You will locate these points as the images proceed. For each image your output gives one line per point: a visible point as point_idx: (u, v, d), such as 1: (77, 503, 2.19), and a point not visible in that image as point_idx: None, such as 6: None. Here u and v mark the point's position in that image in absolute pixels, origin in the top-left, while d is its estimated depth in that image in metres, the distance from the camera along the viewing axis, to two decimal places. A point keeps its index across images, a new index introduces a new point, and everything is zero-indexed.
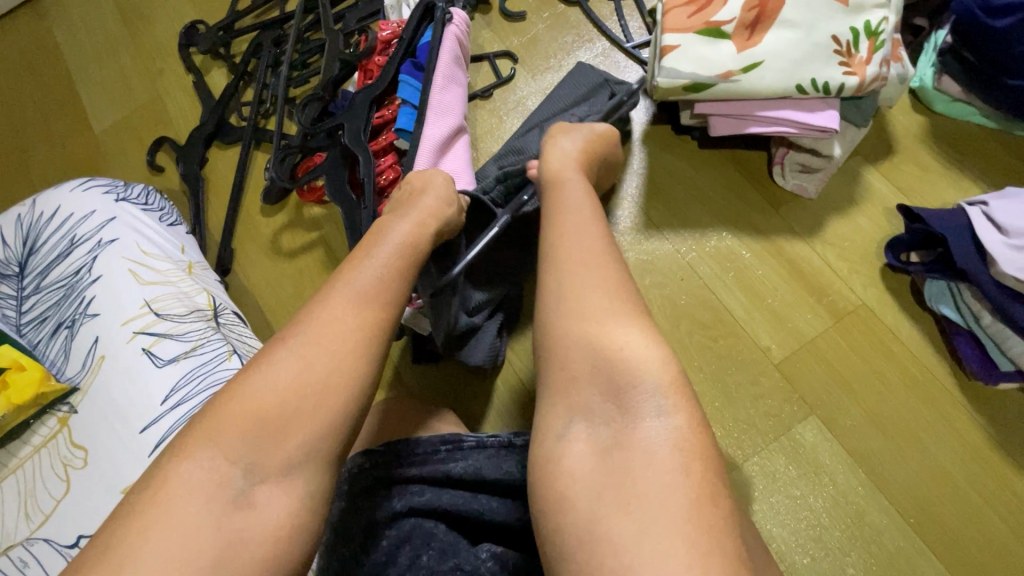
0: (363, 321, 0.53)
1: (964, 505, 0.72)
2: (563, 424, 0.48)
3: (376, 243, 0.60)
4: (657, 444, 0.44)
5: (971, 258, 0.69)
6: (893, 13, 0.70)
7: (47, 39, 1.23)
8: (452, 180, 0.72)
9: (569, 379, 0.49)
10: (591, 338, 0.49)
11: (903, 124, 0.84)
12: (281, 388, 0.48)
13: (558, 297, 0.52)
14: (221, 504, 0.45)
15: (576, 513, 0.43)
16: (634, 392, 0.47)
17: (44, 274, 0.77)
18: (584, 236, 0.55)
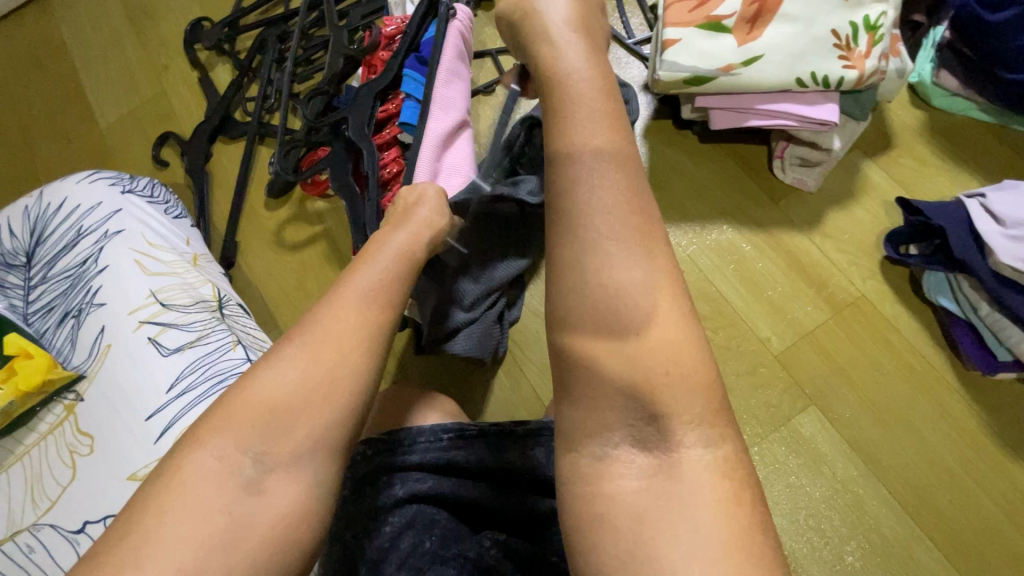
0: (368, 314, 0.53)
1: (964, 496, 0.72)
2: (600, 445, 0.46)
3: (376, 253, 0.59)
4: (702, 472, 0.43)
5: (969, 249, 0.70)
6: (892, 8, 0.71)
7: (53, 35, 1.24)
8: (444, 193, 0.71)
9: (598, 387, 0.46)
10: (609, 310, 0.46)
11: (903, 119, 0.85)
12: (293, 385, 0.48)
13: (570, 256, 0.49)
14: (229, 485, 0.45)
15: (618, 533, 0.42)
16: (676, 410, 0.44)
17: (50, 265, 0.78)
18: (602, 168, 0.50)
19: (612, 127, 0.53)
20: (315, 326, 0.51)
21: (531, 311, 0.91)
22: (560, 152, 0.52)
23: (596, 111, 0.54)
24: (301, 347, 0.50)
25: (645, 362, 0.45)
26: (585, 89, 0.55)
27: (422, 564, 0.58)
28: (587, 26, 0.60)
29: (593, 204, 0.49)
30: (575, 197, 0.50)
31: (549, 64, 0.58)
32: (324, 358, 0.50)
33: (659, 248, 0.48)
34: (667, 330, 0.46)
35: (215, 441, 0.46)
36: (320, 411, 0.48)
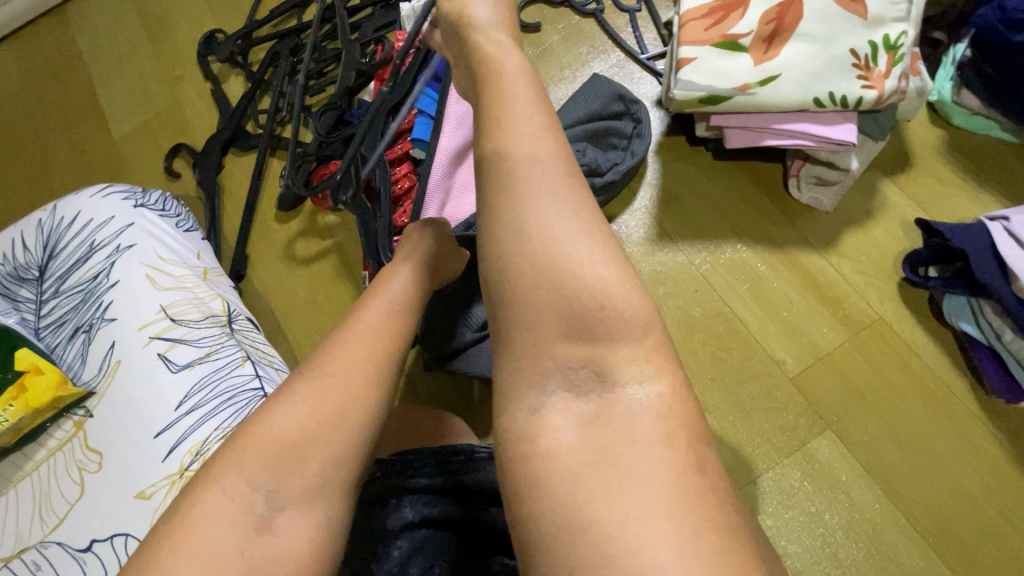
0: (376, 348, 0.53)
1: (986, 526, 0.70)
2: (537, 395, 0.44)
3: (387, 285, 0.60)
4: (639, 411, 0.42)
5: (992, 274, 0.68)
6: (913, 27, 0.70)
7: (70, 46, 1.25)
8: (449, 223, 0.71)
9: (538, 334, 0.44)
10: (552, 271, 0.44)
11: (922, 138, 0.84)
12: (304, 419, 0.48)
13: (510, 216, 0.45)
14: (241, 510, 0.45)
15: (555, 499, 0.39)
16: (610, 353, 0.44)
17: (63, 279, 0.78)
18: (538, 144, 0.47)
19: (544, 108, 0.49)
20: (326, 359, 0.52)
21: None
22: (491, 132, 0.49)
23: (529, 92, 0.50)
24: (308, 384, 0.50)
25: (581, 297, 0.43)
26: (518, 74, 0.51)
27: None
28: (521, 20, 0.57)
29: (528, 180, 0.46)
30: (508, 173, 0.46)
31: (482, 49, 0.54)
32: (331, 390, 0.50)
33: (595, 220, 0.46)
34: (600, 268, 0.44)
35: (229, 466, 0.46)
36: (326, 439, 0.48)
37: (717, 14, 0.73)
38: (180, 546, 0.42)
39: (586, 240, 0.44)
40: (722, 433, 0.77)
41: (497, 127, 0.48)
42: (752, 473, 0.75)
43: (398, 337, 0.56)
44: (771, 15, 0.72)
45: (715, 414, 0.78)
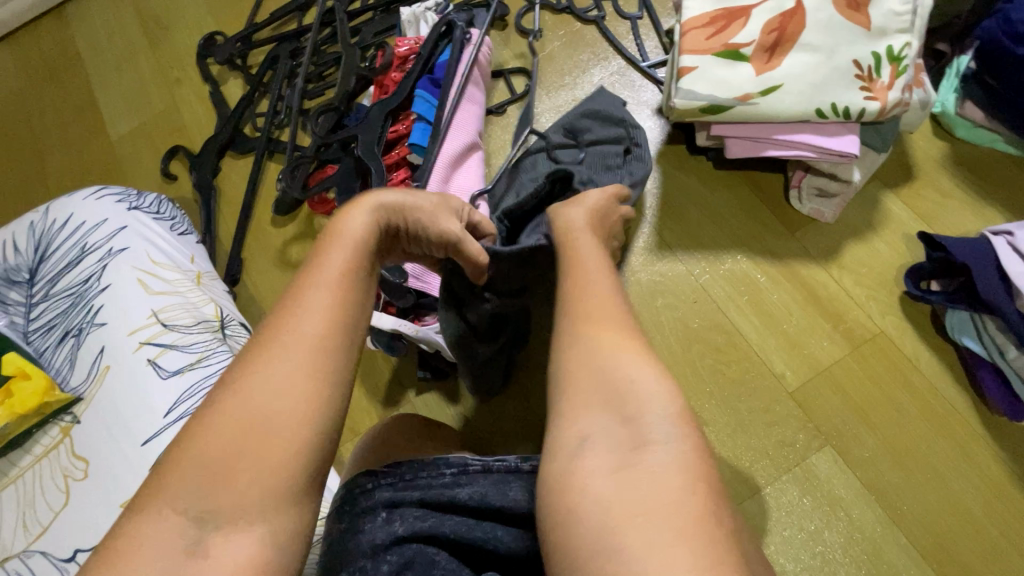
0: (295, 347, 0.47)
1: (987, 547, 0.69)
2: (576, 441, 0.44)
3: (338, 251, 0.53)
4: (666, 463, 0.40)
5: (995, 290, 0.67)
6: (917, 38, 0.69)
7: (69, 46, 1.24)
8: (438, 201, 0.63)
9: (579, 399, 0.46)
10: (591, 356, 0.48)
11: (925, 150, 0.83)
12: (232, 425, 0.43)
13: (564, 315, 0.52)
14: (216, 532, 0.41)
15: (588, 524, 0.40)
16: (640, 408, 0.44)
17: (53, 282, 0.77)
18: (599, 276, 0.54)
19: (603, 259, 0.57)
20: (262, 346, 0.47)
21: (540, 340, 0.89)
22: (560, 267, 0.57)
23: (595, 247, 0.59)
24: (240, 375, 0.46)
25: (617, 372, 0.46)
26: (583, 232, 0.61)
27: None
28: (605, 199, 0.67)
29: (582, 294, 0.52)
30: (567, 287, 0.54)
31: (560, 209, 0.64)
32: (262, 380, 0.45)
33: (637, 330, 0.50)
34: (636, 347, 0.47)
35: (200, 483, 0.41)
36: (272, 444, 0.43)
37: (718, 23, 0.73)
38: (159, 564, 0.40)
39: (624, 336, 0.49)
40: (720, 447, 0.76)
41: (564, 263, 0.57)
42: (750, 489, 0.74)
43: (351, 322, 0.50)
44: (774, 25, 0.71)
45: (713, 427, 0.77)
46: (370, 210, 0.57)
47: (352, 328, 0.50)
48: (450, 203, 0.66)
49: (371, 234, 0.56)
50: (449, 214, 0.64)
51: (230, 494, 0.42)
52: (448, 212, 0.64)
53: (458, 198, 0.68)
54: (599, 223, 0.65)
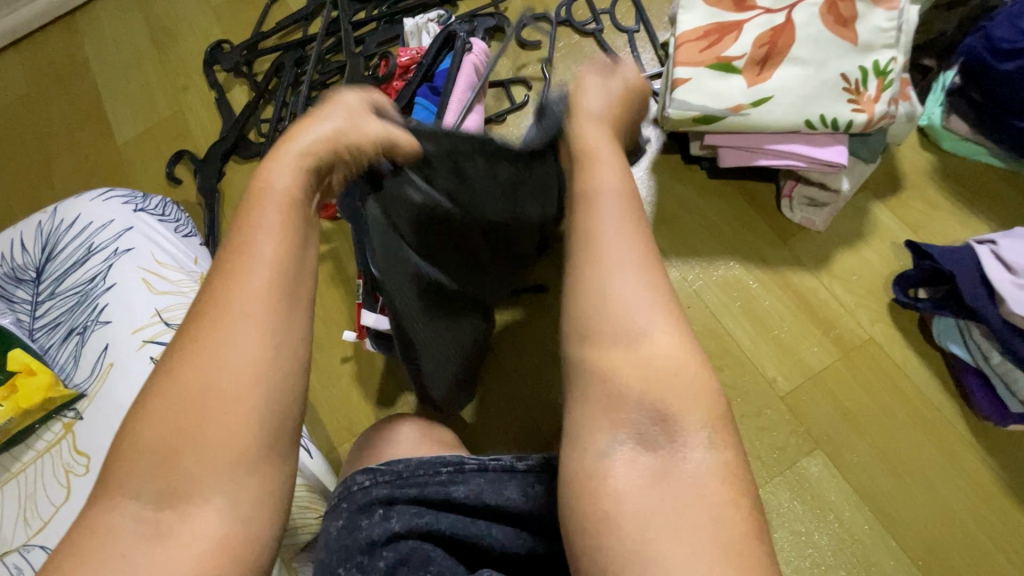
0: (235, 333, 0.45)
1: (973, 550, 0.70)
2: (607, 440, 0.42)
3: (262, 205, 0.49)
4: (703, 474, 0.40)
5: (980, 296, 0.68)
6: (902, 53, 0.71)
7: (78, 53, 1.27)
8: (337, 116, 0.54)
9: (611, 395, 0.43)
10: (608, 313, 0.44)
11: (913, 162, 0.85)
12: (182, 417, 0.43)
13: (587, 272, 0.46)
14: (216, 519, 0.42)
15: (622, 532, 0.39)
16: (679, 411, 0.42)
17: (59, 281, 0.78)
18: (616, 210, 0.48)
19: (627, 182, 0.50)
20: (198, 324, 0.46)
21: (537, 342, 0.92)
22: (575, 188, 0.51)
23: (614, 163, 0.51)
24: (179, 355, 0.45)
25: (652, 365, 0.43)
26: (606, 147, 0.53)
27: None
28: (619, 94, 0.59)
29: (606, 240, 0.46)
30: (585, 217, 0.48)
31: (578, 89, 0.59)
32: (202, 357, 0.44)
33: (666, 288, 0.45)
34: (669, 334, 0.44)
35: (199, 472, 0.42)
36: (237, 422, 0.43)
37: (711, 36, 0.75)
38: (156, 555, 0.41)
39: (653, 289, 0.45)
40: None
41: (580, 187, 0.50)
42: None
43: (294, 285, 0.48)
44: (765, 38, 0.74)
45: None
46: (282, 149, 0.52)
47: (294, 293, 0.48)
48: (365, 105, 0.57)
49: (298, 177, 0.51)
50: (356, 115, 0.54)
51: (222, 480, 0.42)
52: (360, 114, 0.54)
53: (353, 95, 0.56)
54: (614, 123, 0.58)
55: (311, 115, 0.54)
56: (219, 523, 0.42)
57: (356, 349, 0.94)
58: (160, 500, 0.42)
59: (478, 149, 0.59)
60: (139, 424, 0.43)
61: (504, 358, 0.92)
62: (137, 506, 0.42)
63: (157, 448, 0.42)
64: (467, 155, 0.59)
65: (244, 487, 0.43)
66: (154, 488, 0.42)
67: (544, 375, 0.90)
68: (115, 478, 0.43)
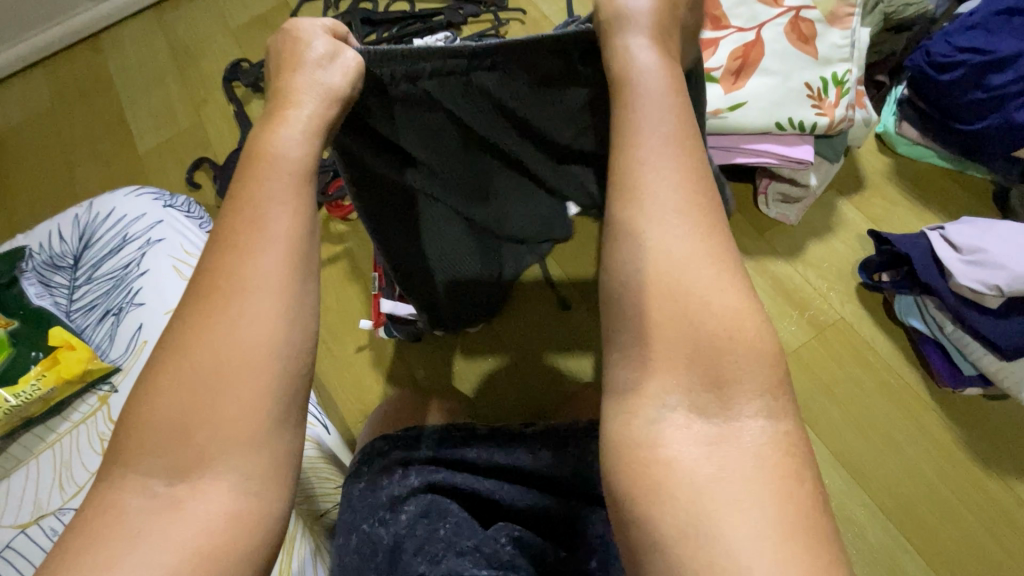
0: (272, 310, 0.44)
1: (937, 502, 0.78)
2: (657, 409, 0.42)
3: (271, 173, 0.47)
4: (757, 444, 0.40)
5: (931, 273, 0.78)
6: (856, 66, 0.82)
7: (102, 69, 1.35)
8: (316, 67, 0.50)
9: (663, 373, 0.42)
10: (658, 264, 0.43)
11: (872, 163, 0.96)
12: (202, 375, 0.42)
13: (628, 215, 0.44)
14: (234, 492, 0.42)
15: (676, 501, 0.38)
16: (734, 378, 0.41)
17: (96, 267, 0.84)
18: (662, 149, 0.45)
19: (676, 135, 0.46)
20: (216, 295, 0.44)
21: (539, 325, 0.99)
22: (617, 133, 0.47)
23: (658, 93, 0.47)
24: (190, 330, 0.43)
25: (707, 327, 0.42)
26: (654, 77, 0.47)
27: (438, 550, 0.62)
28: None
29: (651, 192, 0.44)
30: (630, 160, 0.45)
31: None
32: (218, 332, 0.43)
33: (725, 241, 0.44)
34: (730, 301, 0.42)
35: (214, 446, 0.42)
36: (254, 396, 0.42)
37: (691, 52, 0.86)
38: (172, 527, 0.40)
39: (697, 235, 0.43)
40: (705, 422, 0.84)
41: (621, 131, 0.47)
42: None
43: (305, 260, 0.46)
44: (738, 53, 0.84)
45: None
46: (279, 111, 0.50)
47: (306, 269, 0.46)
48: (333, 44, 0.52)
49: (309, 150, 0.49)
50: (332, 60, 0.50)
51: (232, 428, 0.42)
52: (329, 48, 0.50)
53: (312, 31, 0.52)
54: (666, 35, 0.50)
55: (282, 67, 0.52)
56: (236, 496, 0.42)
57: (371, 337, 1.00)
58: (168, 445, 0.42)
59: (463, 91, 0.54)
60: (153, 402, 0.42)
61: (508, 338, 0.99)
62: (155, 481, 0.42)
63: (175, 420, 0.42)
64: (466, 97, 0.54)
65: (259, 464, 0.42)
66: (170, 463, 0.41)
67: (544, 355, 0.98)
68: (130, 452, 0.42)
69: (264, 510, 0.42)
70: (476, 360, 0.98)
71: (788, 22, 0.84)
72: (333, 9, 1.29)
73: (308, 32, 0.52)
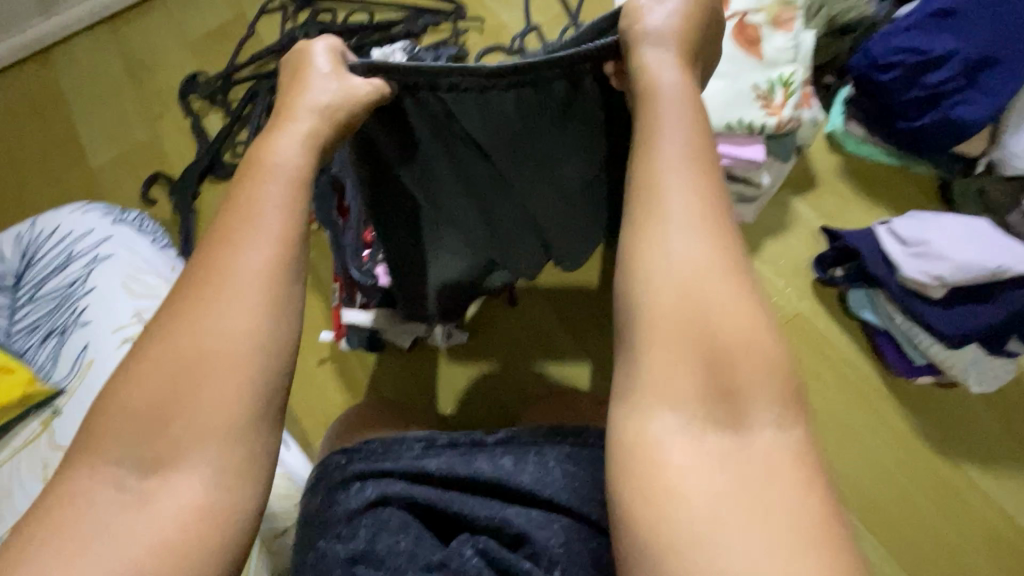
0: (255, 322, 0.42)
1: (894, 490, 0.81)
2: (671, 434, 0.40)
3: (270, 179, 0.46)
4: (756, 455, 0.39)
5: (880, 267, 0.81)
6: (801, 68, 0.85)
7: (51, 85, 1.31)
8: (317, 81, 0.52)
9: (667, 392, 0.40)
10: (666, 264, 0.42)
11: (822, 162, 0.98)
12: (151, 400, 0.40)
13: (638, 219, 0.44)
14: (195, 495, 0.40)
15: (677, 517, 0.37)
16: (705, 382, 0.40)
17: (39, 285, 0.81)
18: (679, 162, 0.45)
19: (695, 149, 0.46)
20: (184, 286, 0.43)
21: (499, 331, 0.99)
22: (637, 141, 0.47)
23: (681, 106, 0.47)
24: (161, 325, 0.42)
25: (711, 342, 0.40)
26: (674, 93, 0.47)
27: (400, 563, 0.59)
28: (692, 13, 0.51)
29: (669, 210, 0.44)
30: (651, 171, 0.45)
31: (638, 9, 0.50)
32: (183, 341, 0.41)
33: (728, 250, 0.43)
34: (737, 320, 0.41)
35: (187, 437, 0.40)
36: (227, 391, 0.41)
37: None
38: (147, 519, 0.39)
39: (708, 250, 0.42)
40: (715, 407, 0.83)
41: (642, 135, 0.47)
42: None
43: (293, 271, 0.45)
44: None
45: None
46: (277, 124, 0.50)
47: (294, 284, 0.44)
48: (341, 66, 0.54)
49: (308, 157, 0.49)
50: (332, 77, 0.52)
51: (174, 446, 0.40)
52: (331, 68, 0.53)
53: (319, 50, 0.54)
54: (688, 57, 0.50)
55: (290, 86, 0.53)
56: (205, 493, 0.40)
57: (334, 351, 0.99)
58: (104, 469, 0.39)
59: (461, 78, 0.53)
60: (112, 400, 0.41)
61: (475, 344, 0.98)
62: (101, 499, 0.39)
63: (110, 442, 0.40)
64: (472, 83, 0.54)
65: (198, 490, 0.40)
66: (101, 488, 0.39)
67: (509, 361, 0.97)
68: (61, 478, 0.40)
69: (241, 506, 0.41)
70: (448, 377, 0.97)
71: (735, 26, 0.86)
72: (291, 22, 1.29)
73: (313, 51, 0.54)
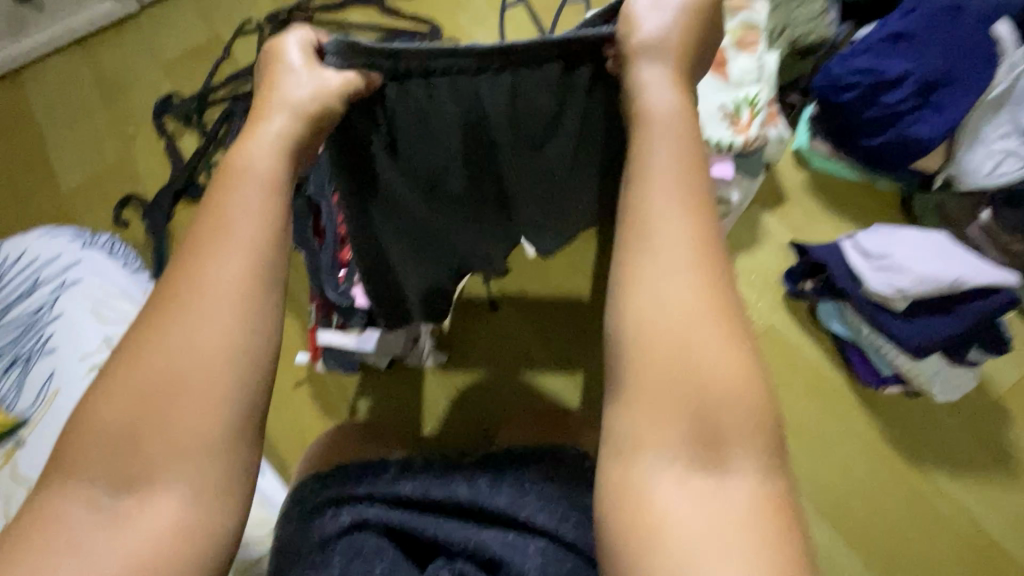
0: (226, 340, 0.41)
1: (867, 499, 0.82)
2: (650, 464, 0.39)
3: (240, 187, 0.44)
4: (732, 476, 0.38)
5: (847, 280, 0.83)
6: (765, 89, 0.87)
7: (21, 107, 1.30)
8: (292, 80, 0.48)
9: (641, 414, 0.40)
10: (653, 270, 0.41)
11: (790, 178, 1.01)
12: (104, 436, 0.39)
13: (628, 227, 0.43)
14: (155, 532, 0.39)
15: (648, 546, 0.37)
16: (674, 404, 0.39)
17: (4, 313, 0.79)
18: (668, 173, 0.43)
19: (688, 163, 0.44)
20: (142, 311, 0.42)
21: (478, 350, 0.99)
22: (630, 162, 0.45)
23: (675, 125, 0.45)
24: (117, 356, 0.41)
25: (682, 359, 0.39)
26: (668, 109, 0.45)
27: None
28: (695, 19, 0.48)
29: (659, 230, 0.42)
30: (645, 189, 0.43)
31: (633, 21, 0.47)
32: (138, 372, 0.40)
33: (716, 255, 0.42)
34: (712, 334, 0.40)
35: (147, 473, 0.39)
36: (184, 424, 0.39)
37: None
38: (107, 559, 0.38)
39: (696, 256, 0.41)
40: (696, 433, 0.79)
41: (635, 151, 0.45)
42: None
43: (267, 287, 0.43)
44: None
45: None
46: (249, 128, 0.47)
47: (258, 305, 0.42)
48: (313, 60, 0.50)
49: (280, 162, 0.46)
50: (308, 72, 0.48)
51: (132, 482, 0.39)
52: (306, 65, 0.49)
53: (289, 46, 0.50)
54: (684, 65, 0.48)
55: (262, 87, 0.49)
56: (164, 531, 0.39)
57: (310, 372, 0.98)
58: (57, 508, 0.38)
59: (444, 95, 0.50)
60: (70, 432, 0.39)
61: (454, 363, 0.98)
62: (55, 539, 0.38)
63: (65, 480, 0.38)
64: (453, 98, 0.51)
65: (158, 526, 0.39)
66: (56, 527, 0.38)
67: (488, 380, 0.97)
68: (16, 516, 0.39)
69: (205, 542, 0.39)
70: (427, 396, 0.96)
71: None
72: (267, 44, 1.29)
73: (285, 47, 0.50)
